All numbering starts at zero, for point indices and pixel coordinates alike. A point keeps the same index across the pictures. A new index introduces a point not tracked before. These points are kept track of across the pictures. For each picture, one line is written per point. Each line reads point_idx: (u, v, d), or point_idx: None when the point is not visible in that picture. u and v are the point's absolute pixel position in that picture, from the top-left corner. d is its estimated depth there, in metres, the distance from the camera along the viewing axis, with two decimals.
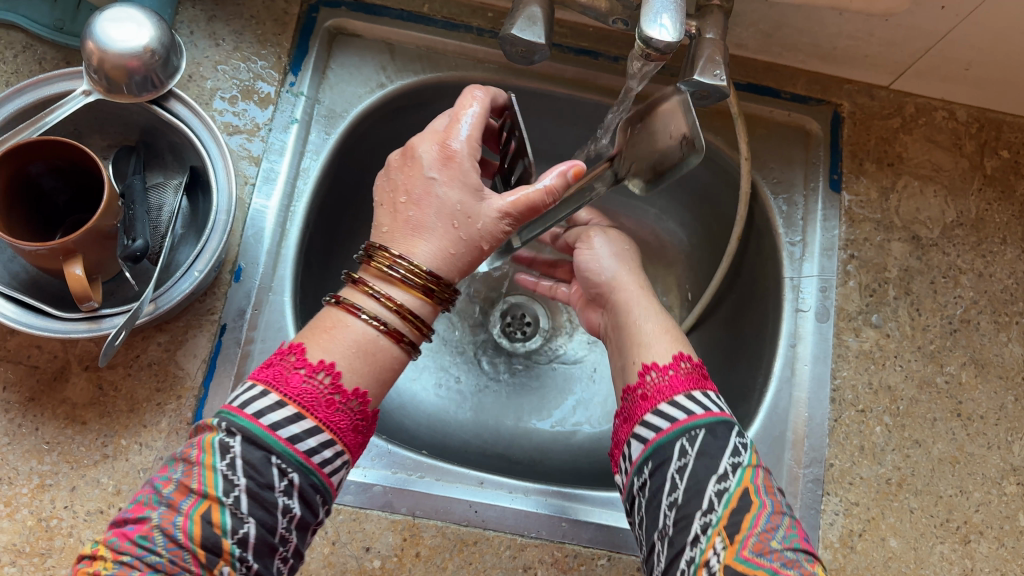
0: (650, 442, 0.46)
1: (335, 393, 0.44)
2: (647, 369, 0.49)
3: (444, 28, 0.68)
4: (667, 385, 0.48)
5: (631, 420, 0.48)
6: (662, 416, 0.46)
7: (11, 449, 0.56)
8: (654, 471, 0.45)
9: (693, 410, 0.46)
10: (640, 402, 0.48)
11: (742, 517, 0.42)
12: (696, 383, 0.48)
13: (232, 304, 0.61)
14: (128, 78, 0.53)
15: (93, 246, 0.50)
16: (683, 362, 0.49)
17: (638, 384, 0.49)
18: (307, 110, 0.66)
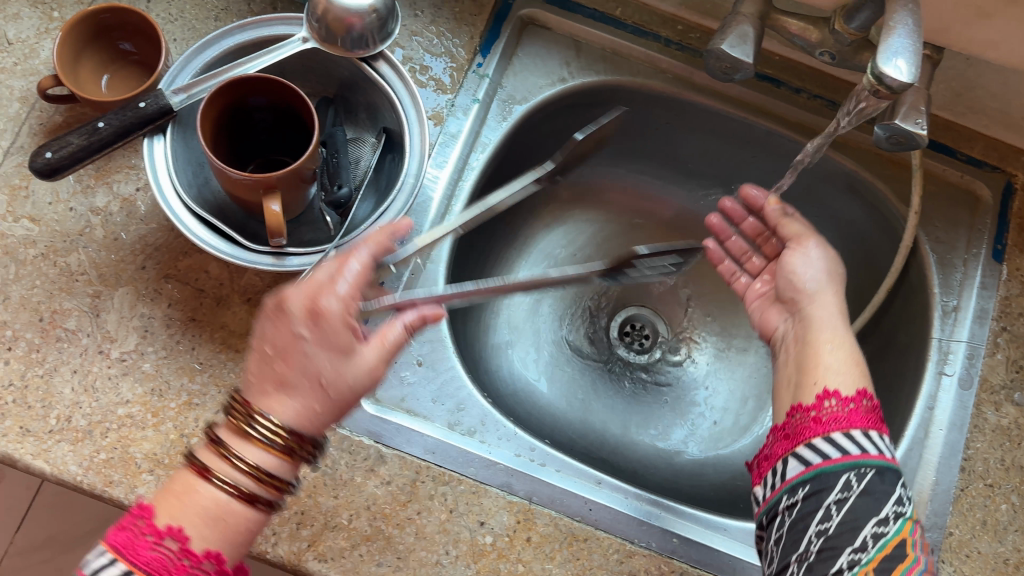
0: (813, 466, 0.49)
1: (184, 557, 0.42)
2: (827, 395, 0.52)
3: (633, 33, 0.69)
4: (844, 417, 0.50)
5: (797, 439, 0.51)
6: (834, 444, 0.49)
7: (166, 363, 0.59)
8: (810, 494, 0.48)
9: (867, 449, 0.49)
10: (810, 424, 0.51)
11: (895, 565, 0.45)
12: (873, 424, 0.51)
13: (392, 265, 0.63)
14: (346, 32, 0.55)
15: (291, 186, 0.52)
16: (865, 398, 0.52)
17: (814, 405, 0.52)
18: (490, 92, 0.67)
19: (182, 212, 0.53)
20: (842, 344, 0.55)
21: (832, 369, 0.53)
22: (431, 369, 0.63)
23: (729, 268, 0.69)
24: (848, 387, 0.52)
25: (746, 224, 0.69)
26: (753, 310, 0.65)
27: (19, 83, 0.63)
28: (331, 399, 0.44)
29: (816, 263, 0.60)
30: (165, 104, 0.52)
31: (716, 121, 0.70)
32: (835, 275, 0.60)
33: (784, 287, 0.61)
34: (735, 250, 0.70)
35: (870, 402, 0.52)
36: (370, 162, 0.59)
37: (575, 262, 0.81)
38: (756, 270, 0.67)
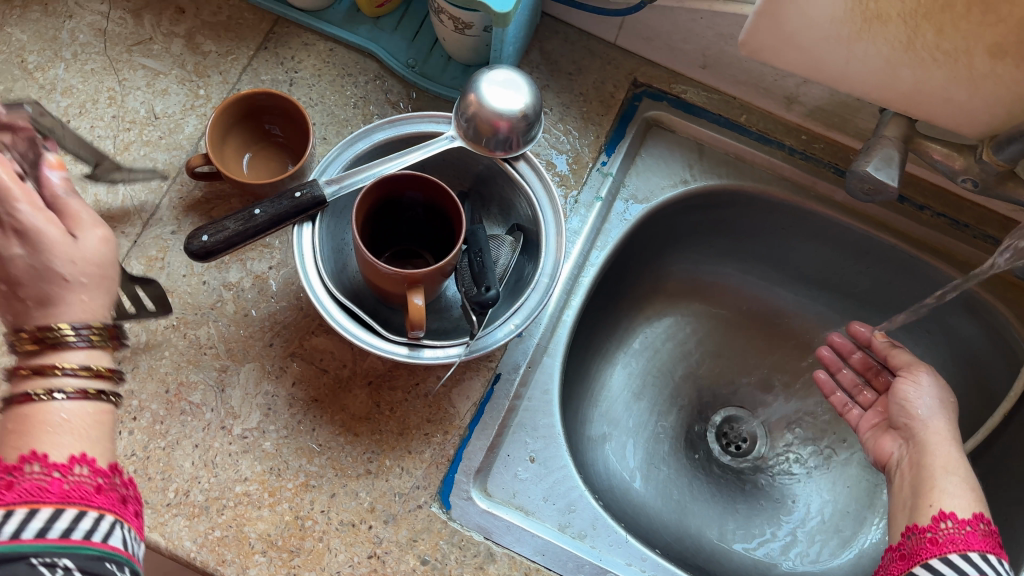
0: None
1: (52, 474, 0.35)
2: (943, 517, 0.50)
3: (757, 140, 0.70)
4: (961, 539, 0.48)
5: (913, 560, 0.49)
6: (951, 565, 0.47)
7: (286, 442, 0.59)
8: None
9: (987, 570, 0.46)
10: (927, 545, 0.49)
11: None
12: (993, 548, 0.48)
13: (510, 356, 0.63)
14: (493, 134, 0.56)
15: (435, 280, 0.53)
16: (982, 521, 0.49)
17: (929, 527, 0.50)
18: (613, 190, 0.68)
19: (324, 296, 0.53)
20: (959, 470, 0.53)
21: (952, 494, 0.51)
22: (543, 467, 0.62)
23: (840, 400, 0.68)
24: (967, 508, 0.50)
25: (854, 359, 0.71)
26: (866, 438, 0.64)
27: (163, 156, 0.64)
28: (85, 287, 0.40)
29: (928, 393, 0.59)
30: (318, 195, 0.53)
31: (834, 230, 0.70)
32: (943, 401, 0.59)
33: (896, 415, 0.60)
34: (846, 383, 0.70)
35: (987, 527, 0.49)
36: (508, 262, 0.58)
37: (675, 359, 0.81)
38: (869, 403, 0.67)
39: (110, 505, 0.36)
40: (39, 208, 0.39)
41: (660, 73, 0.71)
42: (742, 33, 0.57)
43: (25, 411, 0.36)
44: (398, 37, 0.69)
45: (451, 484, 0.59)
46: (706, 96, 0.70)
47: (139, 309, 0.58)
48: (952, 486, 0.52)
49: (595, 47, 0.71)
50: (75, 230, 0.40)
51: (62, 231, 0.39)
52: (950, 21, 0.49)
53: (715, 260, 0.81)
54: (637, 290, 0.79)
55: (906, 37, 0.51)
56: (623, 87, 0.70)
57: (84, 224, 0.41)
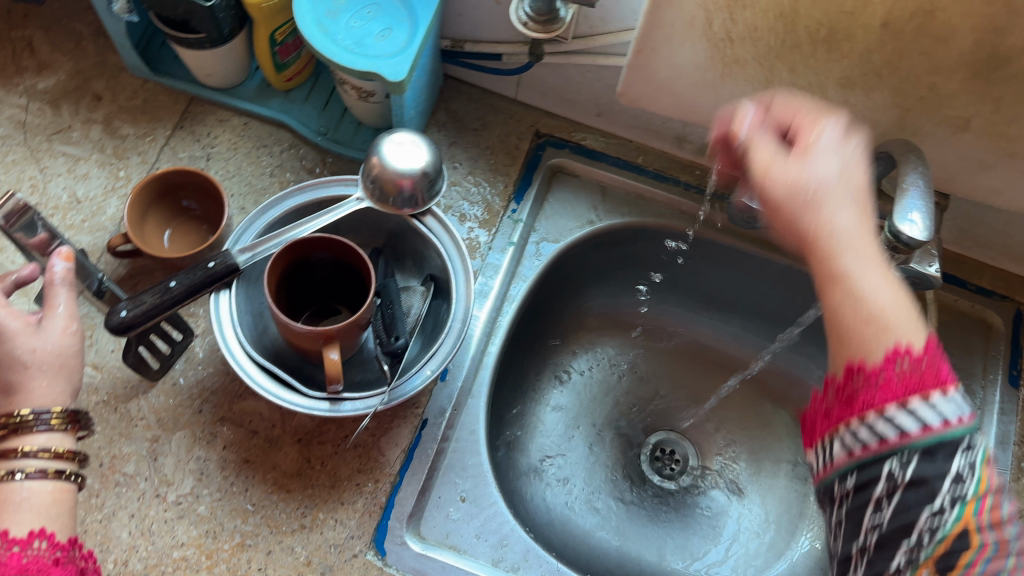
0: (852, 454, 0.39)
1: (12, 546, 0.40)
2: (857, 367, 0.38)
3: (655, 178, 0.74)
4: (880, 390, 0.37)
5: (835, 420, 0.40)
6: (873, 430, 0.37)
7: (220, 504, 0.60)
8: (858, 487, 0.38)
9: (925, 420, 0.36)
10: (845, 405, 0.39)
11: (958, 555, 0.35)
12: (927, 383, 0.37)
13: (435, 401, 0.65)
14: (398, 192, 0.60)
15: (349, 335, 0.56)
16: (901, 358, 0.37)
17: (844, 381, 0.39)
18: (524, 235, 0.72)
19: (244, 360, 0.56)
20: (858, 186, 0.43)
21: (892, 305, 0.39)
22: (475, 506, 0.63)
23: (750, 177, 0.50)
24: (916, 342, 0.38)
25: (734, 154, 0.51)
26: None
27: (87, 238, 0.66)
28: (43, 373, 0.45)
29: (836, 146, 0.44)
30: (231, 263, 0.56)
31: (736, 257, 0.75)
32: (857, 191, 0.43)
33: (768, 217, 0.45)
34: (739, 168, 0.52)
35: (908, 361, 0.37)
36: (421, 310, 0.61)
37: (606, 390, 0.84)
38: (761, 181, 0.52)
39: None
40: (12, 310, 0.45)
41: (560, 123, 0.75)
42: (620, 84, 0.62)
43: None
44: (309, 106, 0.73)
45: (385, 531, 0.61)
46: (605, 142, 0.75)
47: (171, 346, 0.62)
48: (866, 277, 0.40)
49: (498, 103, 0.75)
50: (45, 319, 0.46)
51: (25, 326, 0.45)
52: (800, 60, 0.54)
53: (634, 293, 0.84)
54: (561, 327, 0.82)
55: (764, 77, 0.56)
56: (527, 138, 0.74)
57: (57, 315, 0.46)
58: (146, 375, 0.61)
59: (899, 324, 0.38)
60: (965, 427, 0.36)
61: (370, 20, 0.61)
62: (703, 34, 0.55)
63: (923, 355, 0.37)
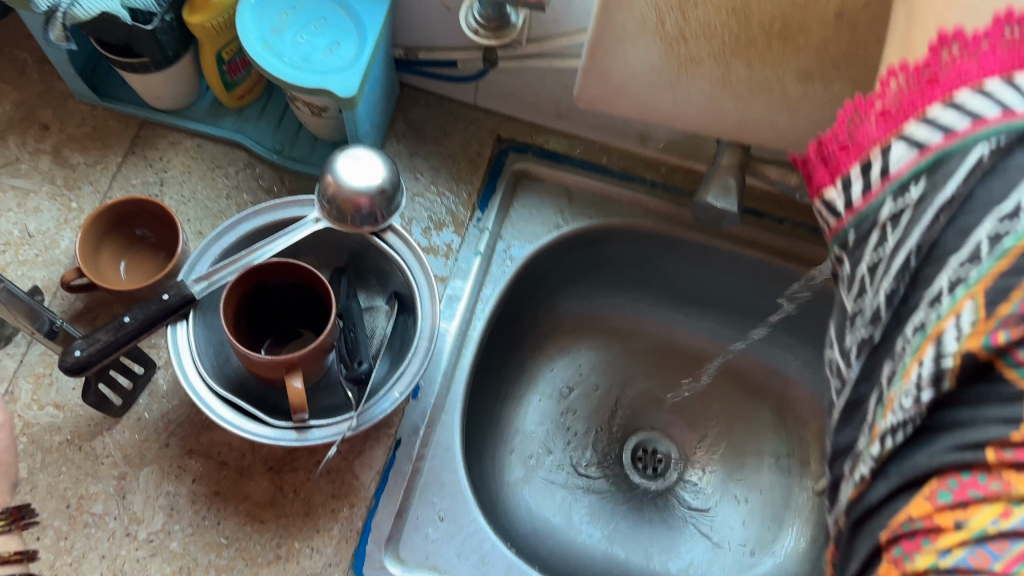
0: (926, 150, 0.38)
1: None
2: (944, 42, 0.39)
3: (621, 178, 0.74)
4: (961, 65, 0.38)
5: (895, 120, 0.40)
6: (936, 121, 0.38)
7: (193, 539, 0.59)
8: (919, 180, 0.38)
9: (1010, 104, 0.35)
10: (926, 88, 0.39)
11: (1013, 290, 0.33)
12: (1006, 67, 0.37)
13: (408, 420, 0.64)
14: (356, 211, 0.58)
15: (311, 361, 0.54)
16: (1008, 26, 0.38)
17: (928, 63, 0.40)
18: (490, 244, 0.70)
19: (205, 393, 0.54)
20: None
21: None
22: (453, 525, 0.62)
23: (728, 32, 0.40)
24: (982, 26, 0.39)
25: None
26: None
27: (41, 273, 0.64)
28: None
29: None
30: (187, 294, 0.55)
31: (707, 253, 0.74)
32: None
33: None
34: None
35: (1016, 30, 0.37)
36: (387, 329, 0.61)
37: (584, 392, 0.83)
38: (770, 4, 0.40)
39: None
40: None
41: (521, 127, 0.74)
42: (577, 88, 0.61)
43: None
44: (264, 124, 0.71)
45: (363, 556, 0.60)
46: (567, 144, 0.74)
47: (134, 380, 0.62)
48: (970, 15, 0.39)
49: (457, 109, 0.74)
50: None
51: None
52: (756, 56, 0.53)
53: (607, 293, 0.83)
54: (535, 332, 0.81)
55: (721, 74, 0.55)
56: (489, 144, 0.73)
57: None
58: (109, 412, 0.60)
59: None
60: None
61: (317, 34, 0.60)
62: (656, 33, 0.53)
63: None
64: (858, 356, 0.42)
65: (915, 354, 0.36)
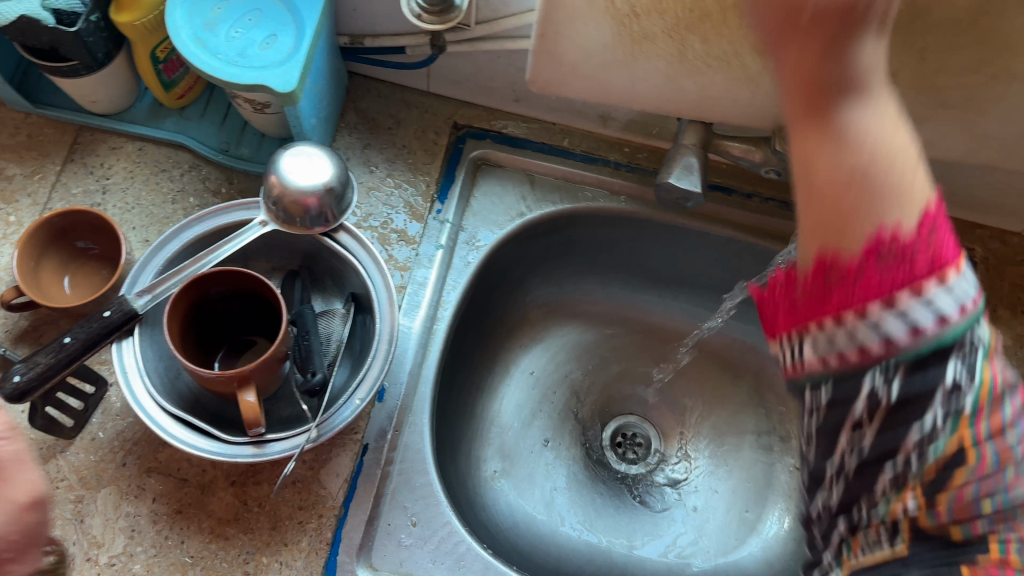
0: (838, 355, 0.34)
1: None
2: (826, 259, 0.33)
3: (583, 161, 0.71)
4: (864, 283, 0.32)
5: (805, 318, 0.36)
6: (853, 335, 0.33)
7: (156, 561, 0.57)
8: (834, 407, 0.36)
9: (947, 310, 0.32)
10: (823, 305, 0.34)
11: (947, 485, 0.34)
12: (900, 284, 0.32)
13: (374, 424, 0.62)
14: (304, 212, 0.55)
15: (263, 373, 0.52)
16: (900, 238, 0.32)
17: (817, 270, 0.34)
18: (452, 236, 0.68)
19: (155, 412, 0.52)
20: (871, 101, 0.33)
21: (879, 148, 0.32)
22: (427, 529, 0.60)
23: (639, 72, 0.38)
24: (908, 218, 0.32)
25: None
26: None
27: None
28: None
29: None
30: (128, 309, 0.52)
31: (676, 233, 0.72)
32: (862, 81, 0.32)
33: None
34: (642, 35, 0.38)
35: (892, 252, 0.32)
36: (341, 337, 0.58)
37: (559, 380, 0.81)
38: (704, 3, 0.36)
39: None
40: None
41: (478, 112, 0.71)
42: (528, 71, 0.58)
43: None
44: (207, 123, 0.68)
45: (335, 566, 0.58)
46: (526, 127, 0.71)
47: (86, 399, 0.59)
48: (830, 136, 0.33)
49: (410, 97, 0.71)
50: None
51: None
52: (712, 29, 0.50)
53: (577, 278, 0.81)
54: (506, 322, 0.79)
55: (677, 51, 0.53)
56: (445, 132, 0.70)
57: None
58: (61, 433, 0.58)
59: (870, 193, 0.32)
60: (970, 320, 0.32)
61: (252, 28, 0.57)
62: (607, 10, 0.51)
63: (921, 225, 0.32)
64: (820, 511, 0.40)
65: (872, 527, 0.37)
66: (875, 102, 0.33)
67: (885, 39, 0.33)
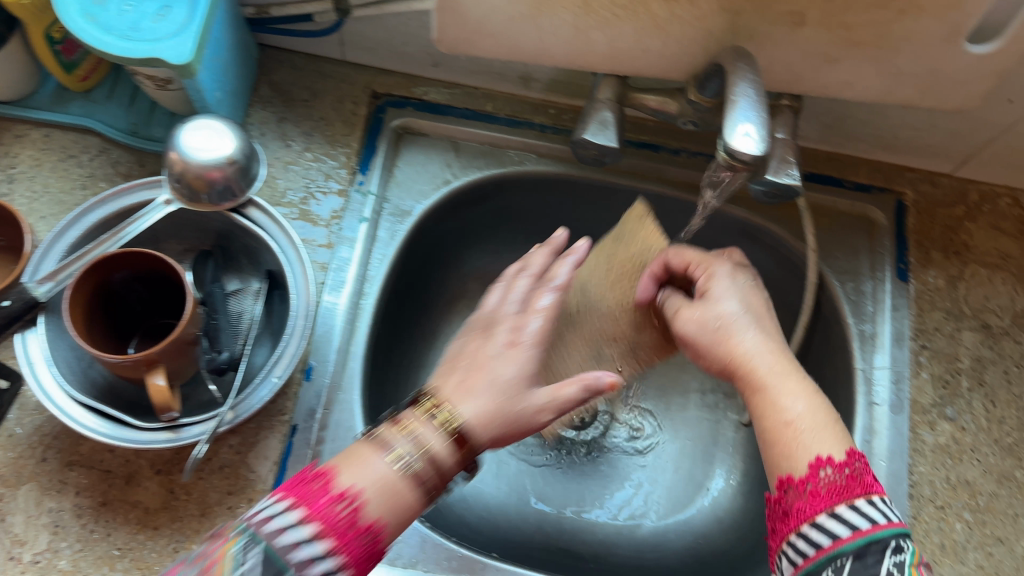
0: (823, 550, 0.40)
1: (351, 524, 0.38)
2: (817, 464, 0.43)
3: (508, 125, 0.69)
4: (823, 495, 0.42)
5: (777, 537, 0.43)
6: (809, 540, 0.41)
7: (82, 556, 0.56)
8: None
9: (840, 532, 0.40)
10: (784, 520, 0.43)
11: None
12: (846, 496, 0.41)
13: (303, 403, 0.60)
14: (209, 187, 0.54)
15: (174, 355, 0.50)
16: (822, 469, 0.42)
17: (807, 478, 0.43)
18: (376, 208, 0.66)
19: (66, 404, 0.51)
20: (802, 390, 0.47)
21: (801, 421, 0.45)
22: None
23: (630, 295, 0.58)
24: (839, 452, 0.43)
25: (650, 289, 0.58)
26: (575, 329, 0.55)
27: None
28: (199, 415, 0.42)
29: (730, 286, 0.52)
30: (29, 297, 0.51)
31: (605, 193, 0.71)
32: (783, 360, 0.49)
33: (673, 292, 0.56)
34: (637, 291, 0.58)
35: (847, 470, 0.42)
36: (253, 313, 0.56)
37: None
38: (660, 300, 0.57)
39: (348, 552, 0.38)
40: None
41: (397, 80, 0.69)
42: (434, 31, 0.56)
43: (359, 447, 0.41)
44: (114, 105, 0.66)
45: None
46: (448, 94, 0.70)
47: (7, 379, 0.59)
48: (815, 443, 0.44)
49: (325, 68, 0.69)
50: None
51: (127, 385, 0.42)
52: None
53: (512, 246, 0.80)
54: (444, 296, 0.76)
55: (580, 1, 0.51)
56: (364, 102, 0.68)
57: None
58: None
59: (813, 437, 0.44)
60: (895, 529, 0.40)
61: None
62: None
63: (851, 457, 0.43)
64: None
65: None
66: (787, 403, 0.46)
67: (810, 395, 0.46)
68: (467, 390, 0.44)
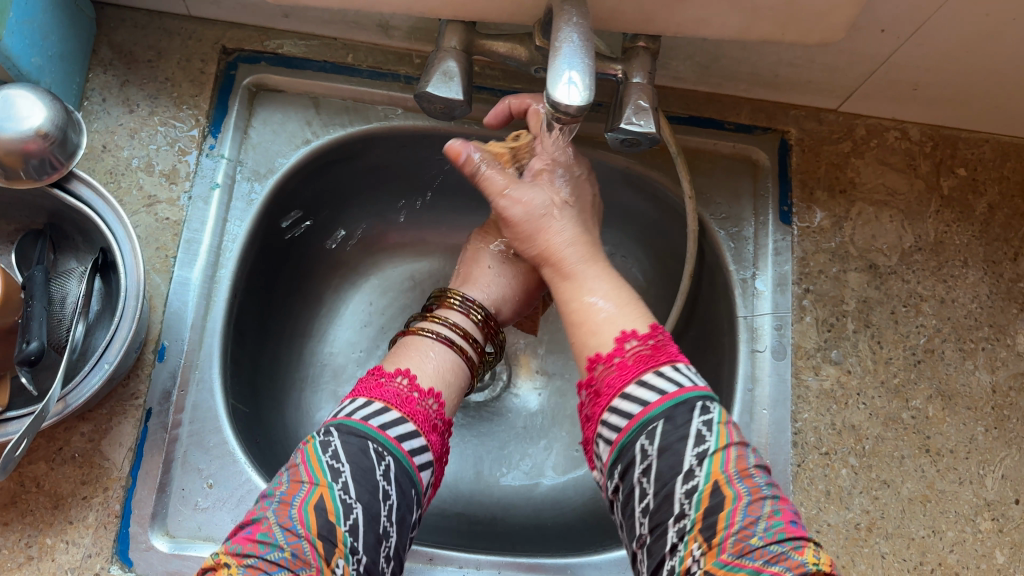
0: (614, 443, 0.45)
1: (413, 391, 0.49)
2: (595, 362, 0.49)
3: (370, 77, 0.65)
4: (616, 376, 0.47)
5: (594, 419, 0.48)
6: (610, 423, 0.46)
7: None
8: (623, 474, 0.44)
9: (649, 398, 0.45)
10: (597, 400, 0.48)
11: (717, 515, 0.40)
12: (649, 364, 0.47)
13: (157, 385, 0.58)
14: (24, 163, 0.50)
15: None
16: (627, 343, 0.48)
17: (615, 353, 0.48)
18: (230, 173, 0.62)
19: None
20: (611, 286, 0.54)
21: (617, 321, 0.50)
22: (224, 489, 0.57)
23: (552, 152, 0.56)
24: (642, 328, 0.49)
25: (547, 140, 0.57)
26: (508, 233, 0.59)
27: None
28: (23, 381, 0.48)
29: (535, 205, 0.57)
30: None
31: None
32: (589, 252, 0.57)
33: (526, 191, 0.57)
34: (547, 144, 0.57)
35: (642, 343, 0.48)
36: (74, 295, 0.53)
37: (393, 312, 0.75)
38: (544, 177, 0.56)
39: (414, 416, 0.48)
40: None
41: (249, 33, 0.65)
42: None
43: (406, 342, 0.54)
44: None
45: (127, 539, 0.54)
46: (304, 45, 0.65)
47: None
48: (598, 338, 0.50)
49: (170, 24, 0.64)
50: None
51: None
52: None
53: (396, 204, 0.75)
54: (325, 260, 0.73)
55: None
56: (214, 59, 0.64)
57: None
58: None
59: (626, 319, 0.50)
60: (698, 392, 0.45)
61: None
62: None
63: (651, 334, 0.49)
64: None
65: None
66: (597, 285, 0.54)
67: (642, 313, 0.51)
68: (474, 283, 0.61)
